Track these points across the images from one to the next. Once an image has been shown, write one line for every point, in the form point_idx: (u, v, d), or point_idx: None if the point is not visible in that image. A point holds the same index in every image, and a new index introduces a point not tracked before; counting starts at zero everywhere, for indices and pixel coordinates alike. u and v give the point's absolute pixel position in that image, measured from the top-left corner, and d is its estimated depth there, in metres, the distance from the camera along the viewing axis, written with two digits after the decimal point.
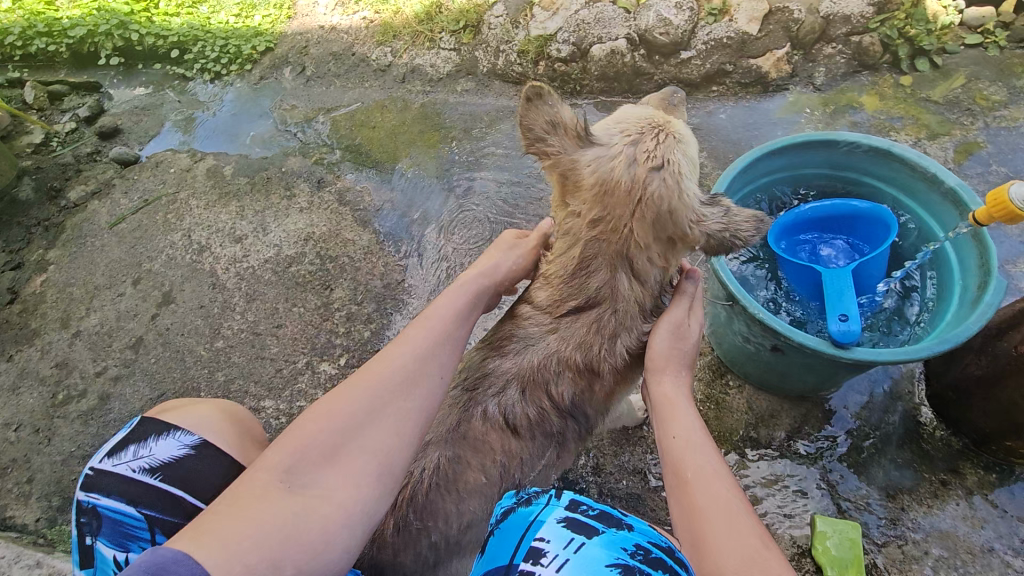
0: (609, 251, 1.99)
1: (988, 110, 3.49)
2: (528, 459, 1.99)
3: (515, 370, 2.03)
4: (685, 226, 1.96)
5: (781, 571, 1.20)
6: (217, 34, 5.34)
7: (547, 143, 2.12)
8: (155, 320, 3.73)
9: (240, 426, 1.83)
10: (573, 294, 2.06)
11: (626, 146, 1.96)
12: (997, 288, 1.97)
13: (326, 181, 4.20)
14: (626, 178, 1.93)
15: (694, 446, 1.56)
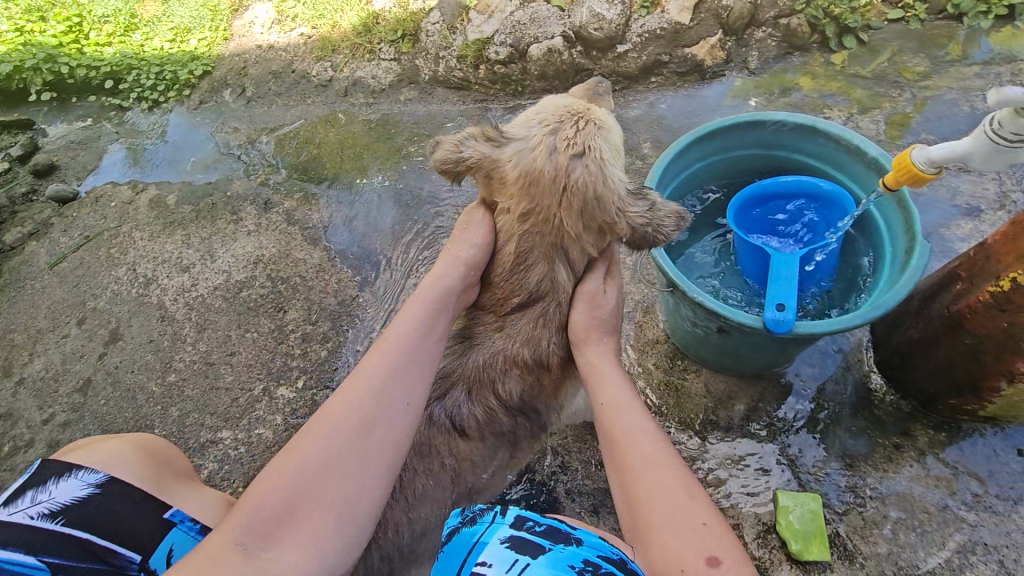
0: (543, 244, 2.04)
1: (913, 82, 3.61)
2: (478, 460, 2.07)
3: (461, 372, 2.09)
4: (614, 212, 2.01)
5: (700, 512, 1.34)
6: (152, 62, 5.21)
7: (465, 158, 2.14)
8: (103, 360, 3.59)
9: (157, 458, 1.76)
10: (516, 291, 2.11)
11: (546, 136, 1.99)
12: (923, 251, 2.02)
13: (273, 202, 4.12)
14: (550, 167, 1.95)
15: (624, 412, 1.67)
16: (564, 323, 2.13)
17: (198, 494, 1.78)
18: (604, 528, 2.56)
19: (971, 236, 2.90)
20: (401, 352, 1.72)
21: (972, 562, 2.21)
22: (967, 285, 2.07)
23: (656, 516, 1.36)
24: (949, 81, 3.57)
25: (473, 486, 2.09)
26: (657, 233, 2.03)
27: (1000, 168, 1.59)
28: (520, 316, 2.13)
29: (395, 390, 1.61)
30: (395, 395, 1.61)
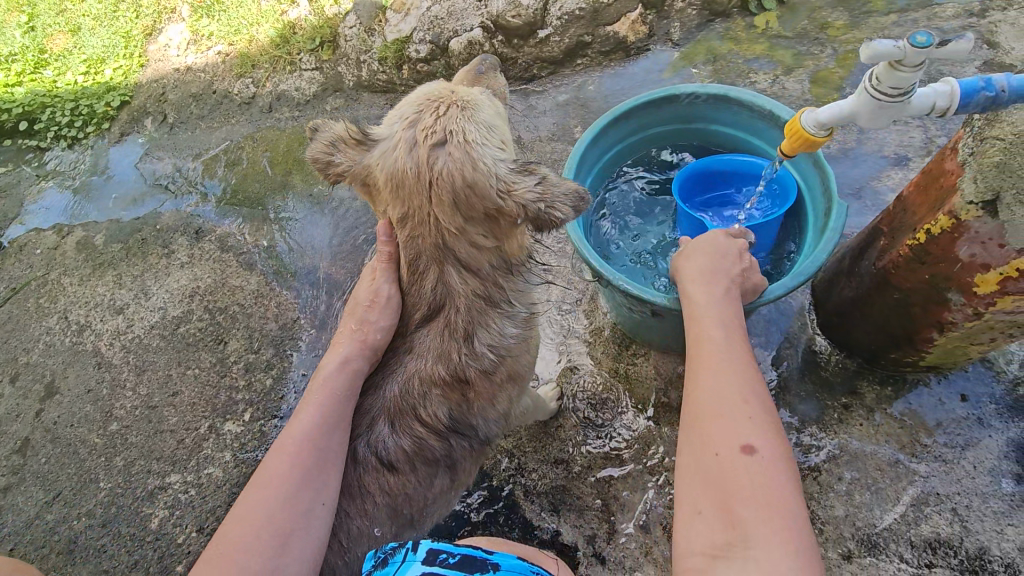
0: (428, 247, 2.01)
1: (835, 37, 3.57)
2: (414, 490, 2.05)
3: (380, 405, 2.05)
4: (497, 198, 1.93)
5: (760, 415, 1.36)
6: (66, 97, 4.96)
7: (335, 163, 2.16)
8: (40, 417, 3.41)
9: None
10: (416, 304, 2.11)
11: (405, 130, 1.99)
12: (840, 213, 1.99)
13: (205, 231, 3.96)
14: (411, 163, 1.93)
15: (706, 317, 1.67)
16: (471, 331, 2.10)
17: None
18: (565, 526, 2.50)
19: (899, 186, 2.89)
20: (306, 453, 1.70)
21: (926, 514, 2.20)
22: (889, 240, 2.04)
23: (708, 407, 1.41)
24: (869, 32, 3.51)
25: (413, 514, 2.10)
26: (548, 212, 1.93)
27: (889, 123, 1.55)
28: (427, 330, 2.11)
29: (302, 499, 1.63)
30: (304, 505, 1.63)
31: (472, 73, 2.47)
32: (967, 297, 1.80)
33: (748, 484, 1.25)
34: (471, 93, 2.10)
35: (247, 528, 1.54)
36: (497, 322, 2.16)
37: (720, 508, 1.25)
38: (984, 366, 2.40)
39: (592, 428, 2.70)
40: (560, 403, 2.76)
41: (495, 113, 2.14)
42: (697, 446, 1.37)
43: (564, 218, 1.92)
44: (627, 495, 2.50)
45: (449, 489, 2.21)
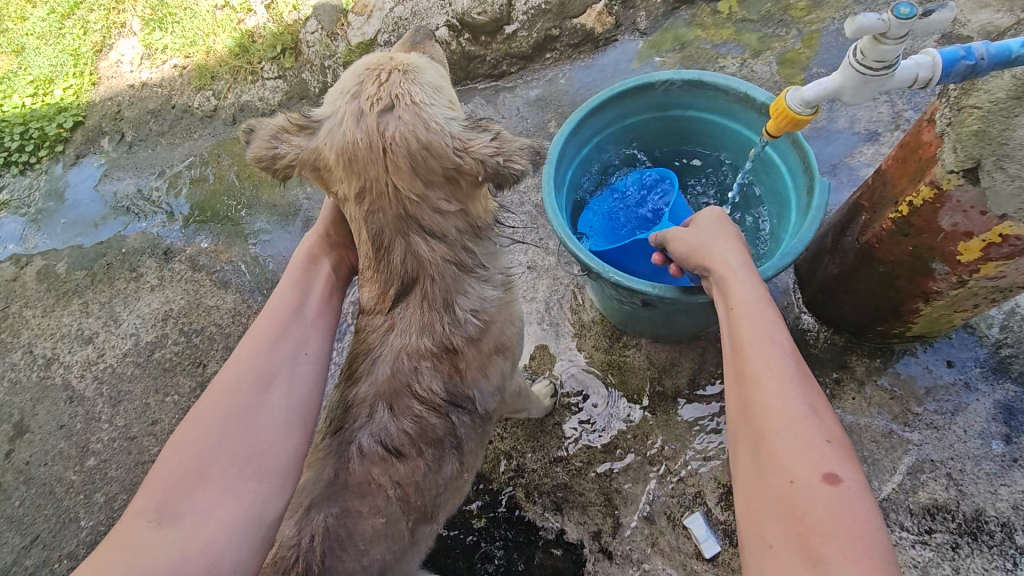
0: (389, 219, 1.96)
1: (800, 18, 3.61)
2: (423, 476, 1.97)
3: (374, 390, 1.97)
4: (455, 155, 1.94)
5: (833, 435, 1.23)
6: (13, 121, 4.72)
7: (281, 155, 2.14)
8: (11, 458, 3.24)
9: None
10: (388, 281, 2.04)
11: (349, 103, 1.95)
12: (823, 188, 2.00)
13: (174, 250, 3.82)
14: (362, 135, 1.90)
15: (755, 308, 1.49)
16: (450, 299, 2.06)
17: None
18: (569, 525, 2.47)
19: (874, 160, 2.95)
20: (281, 317, 1.97)
21: (923, 481, 2.24)
22: (870, 216, 2.06)
23: (774, 422, 1.27)
24: (832, 12, 3.57)
25: (425, 506, 2.02)
26: (507, 164, 1.96)
27: (874, 95, 1.56)
28: (404, 306, 2.05)
29: (278, 354, 1.87)
30: (285, 355, 1.87)
31: (407, 43, 2.42)
32: (950, 266, 1.83)
33: (826, 514, 1.12)
34: (409, 58, 2.08)
35: (228, 377, 1.76)
36: (474, 287, 2.13)
37: (797, 549, 1.12)
38: (967, 331, 2.46)
39: (588, 424, 2.67)
40: (554, 401, 2.72)
41: (438, 75, 2.14)
42: (766, 469, 1.23)
43: (526, 167, 2.00)
44: (630, 488, 2.49)
45: (460, 479, 2.16)
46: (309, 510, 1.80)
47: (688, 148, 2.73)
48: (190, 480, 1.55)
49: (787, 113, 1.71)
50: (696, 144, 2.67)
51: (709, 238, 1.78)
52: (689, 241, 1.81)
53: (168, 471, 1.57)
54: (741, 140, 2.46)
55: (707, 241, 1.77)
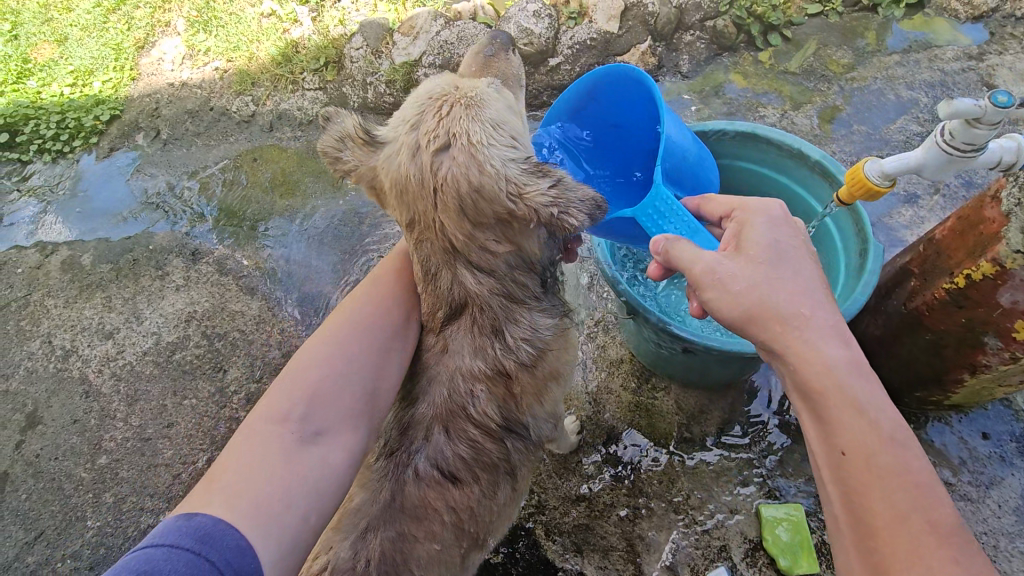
0: (437, 249, 2.01)
1: (841, 74, 3.67)
2: (478, 502, 2.01)
3: (431, 411, 2.00)
4: (508, 200, 1.92)
5: None
6: (51, 109, 4.75)
7: (343, 160, 2.22)
8: (21, 449, 3.20)
9: None
10: (437, 304, 2.08)
11: (408, 134, 2.00)
12: (875, 253, 2.01)
13: (202, 252, 3.82)
14: (415, 169, 1.95)
15: (870, 462, 1.26)
16: (500, 326, 2.06)
17: None
18: (589, 568, 2.43)
19: (912, 224, 2.95)
20: (392, 274, 2.23)
21: None
22: (920, 282, 2.06)
23: None
24: (874, 72, 3.64)
25: (478, 531, 2.06)
26: (560, 218, 1.89)
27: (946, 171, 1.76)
28: (455, 327, 2.07)
29: (396, 311, 2.11)
30: (397, 321, 2.09)
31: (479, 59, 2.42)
32: (1005, 341, 1.83)
33: None
34: (477, 87, 2.09)
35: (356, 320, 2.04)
36: (526, 317, 2.12)
37: None
38: (1004, 404, 2.44)
39: (614, 466, 2.64)
40: (579, 438, 2.69)
41: (506, 108, 2.11)
42: None
43: (579, 223, 1.87)
44: (654, 536, 2.44)
45: (508, 506, 2.19)
46: (366, 534, 1.81)
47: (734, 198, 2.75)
48: (322, 402, 1.82)
49: (864, 184, 1.82)
50: (743, 194, 2.69)
51: (784, 290, 1.48)
52: (747, 287, 1.51)
53: (305, 385, 1.83)
54: (790, 196, 2.47)
55: (789, 300, 1.47)
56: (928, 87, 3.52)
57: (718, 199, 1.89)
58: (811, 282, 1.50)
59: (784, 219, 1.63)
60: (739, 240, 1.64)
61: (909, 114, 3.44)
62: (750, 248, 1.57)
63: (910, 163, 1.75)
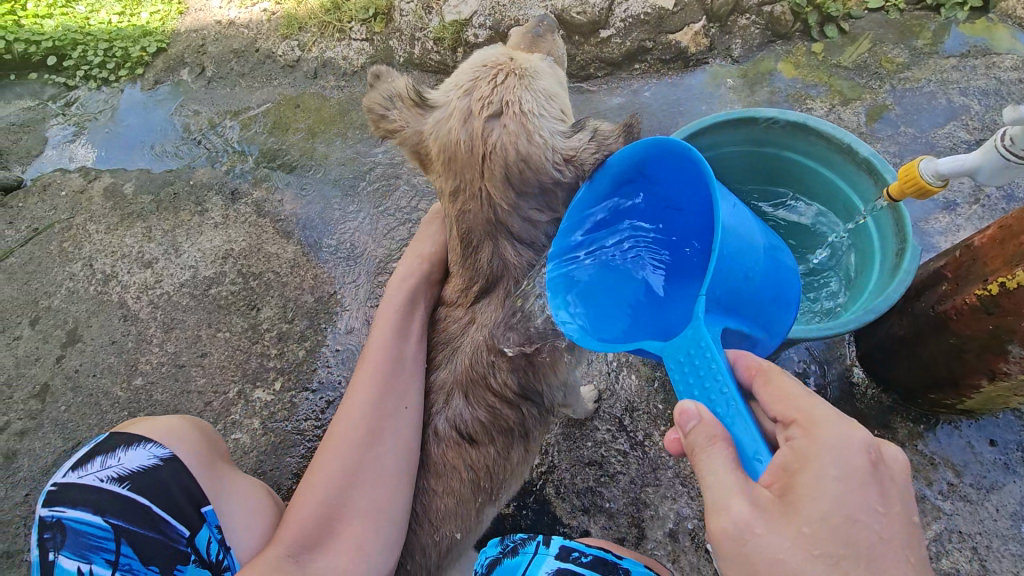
0: (479, 221, 2.19)
1: (894, 73, 3.61)
2: (494, 462, 2.19)
3: (453, 379, 2.21)
4: (554, 169, 2.13)
5: None
6: (99, 36, 4.79)
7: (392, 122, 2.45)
8: (61, 363, 3.36)
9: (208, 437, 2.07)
10: (473, 277, 2.26)
11: (461, 100, 2.18)
12: (913, 254, 2.05)
13: (241, 192, 3.90)
14: (466, 135, 2.13)
15: None
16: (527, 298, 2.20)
17: (241, 479, 2.07)
18: (594, 527, 2.57)
19: (947, 231, 2.96)
20: (387, 362, 2.17)
21: (948, 549, 2.31)
22: (953, 286, 2.11)
23: None
24: (928, 74, 3.58)
25: (493, 489, 2.24)
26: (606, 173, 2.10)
27: (1001, 180, 1.82)
28: (486, 299, 2.23)
29: (383, 412, 2.06)
30: (391, 405, 2.08)
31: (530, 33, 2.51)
32: None
33: None
34: (531, 60, 2.27)
35: (347, 430, 2.06)
36: None
37: None
38: (1015, 415, 2.50)
39: (626, 435, 2.73)
40: (597, 406, 2.80)
41: (554, 81, 2.33)
42: None
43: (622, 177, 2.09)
44: (659, 504, 2.56)
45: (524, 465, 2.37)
46: None
47: (775, 185, 2.78)
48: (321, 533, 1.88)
49: (917, 181, 1.90)
50: (786, 182, 2.72)
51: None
52: None
53: (305, 517, 1.91)
54: (834, 189, 2.50)
55: None
56: (981, 95, 3.46)
57: (779, 387, 1.43)
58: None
59: (849, 469, 1.28)
60: (790, 478, 1.30)
61: (959, 120, 3.39)
62: (808, 523, 1.24)
63: (967, 164, 1.81)
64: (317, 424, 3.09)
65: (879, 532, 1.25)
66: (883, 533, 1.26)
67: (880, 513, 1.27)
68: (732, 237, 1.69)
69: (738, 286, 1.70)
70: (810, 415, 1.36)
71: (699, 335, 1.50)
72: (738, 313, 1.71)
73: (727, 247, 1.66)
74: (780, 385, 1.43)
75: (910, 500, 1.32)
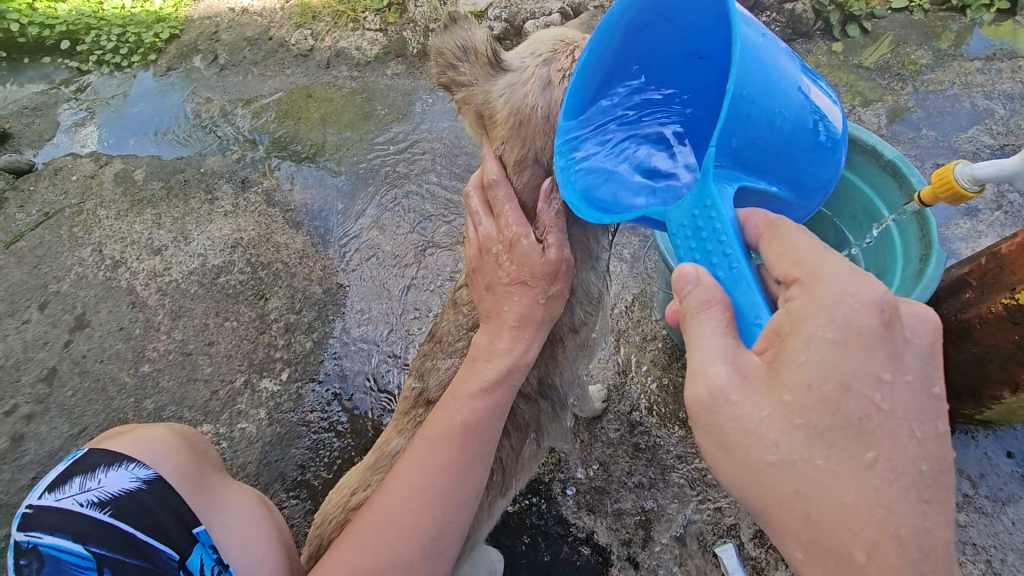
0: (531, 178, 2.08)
1: (917, 75, 3.54)
2: (509, 455, 2.20)
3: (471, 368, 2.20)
4: None
5: None
6: (112, 21, 4.78)
7: (460, 74, 2.19)
8: (69, 348, 3.35)
9: (195, 450, 1.86)
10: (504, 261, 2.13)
11: (539, 67, 2.02)
12: (938, 260, 2.00)
13: (251, 181, 3.88)
14: (544, 103, 1.99)
15: None
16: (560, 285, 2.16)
17: (232, 496, 1.85)
18: (601, 528, 2.53)
19: (968, 238, 2.90)
20: (472, 444, 1.77)
21: (962, 562, 2.27)
22: (976, 294, 2.05)
23: None
24: (952, 76, 3.51)
25: (505, 484, 2.23)
26: None
27: None
28: None
29: (455, 506, 1.74)
30: (463, 498, 1.75)
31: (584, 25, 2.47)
32: None
33: None
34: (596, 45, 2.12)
35: (405, 511, 1.68)
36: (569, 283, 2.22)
37: None
38: None
39: (634, 435, 2.71)
40: (606, 406, 2.78)
41: None
42: None
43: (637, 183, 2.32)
44: (667, 507, 2.53)
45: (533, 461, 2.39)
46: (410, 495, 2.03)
47: None
48: None
49: (950, 185, 1.84)
50: None
51: (831, 501, 1.08)
52: (767, 468, 1.16)
53: None
54: (856, 193, 2.45)
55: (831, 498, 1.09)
56: (1007, 99, 3.38)
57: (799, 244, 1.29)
58: (874, 491, 1.06)
59: (849, 332, 1.12)
60: (779, 339, 1.19)
61: (983, 124, 3.31)
62: (789, 391, 1.13)
63: (1004, 169, 1.77)
64: (324, 416, 3.09)
65: (879, 404, 1.10)
66: (884, 404, 1.10)
67: (883, 382, 1.10)
68: (753, 95, 1.46)
69: (760, 142, 1.52)
70: (814, 274, 1.21)
71: (705, 196, 1.45)
72: (764, 167, 1.56)
73: (744, 106, 1.47)
74: (784, 244, 1.30)
75: (926, 372, 1.14)
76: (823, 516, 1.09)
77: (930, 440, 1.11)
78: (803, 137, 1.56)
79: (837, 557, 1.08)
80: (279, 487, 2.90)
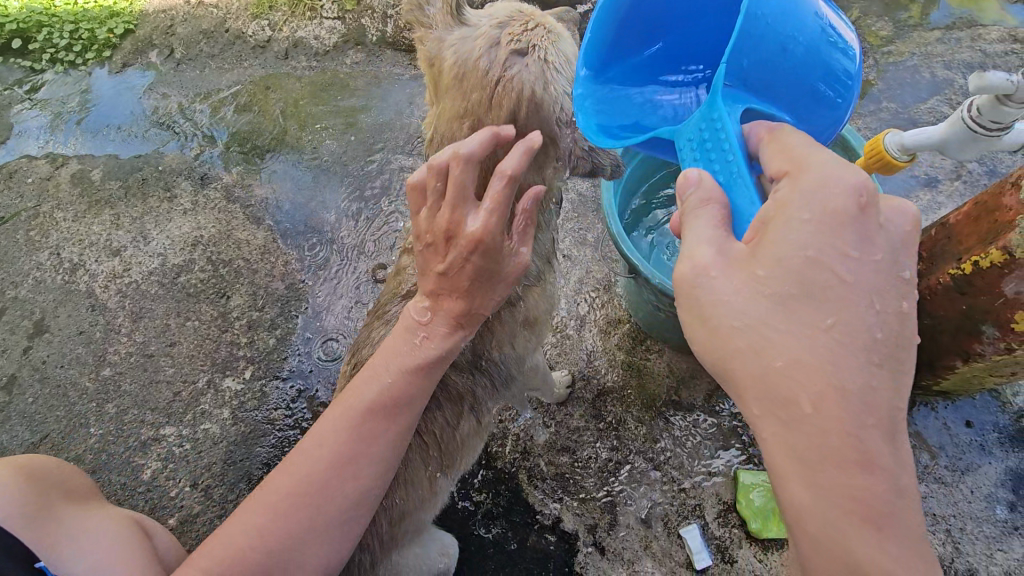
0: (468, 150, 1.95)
1: (878, 47, 3.51)
2: (443, 430, 2.18)
3: None
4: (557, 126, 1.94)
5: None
6: (64, 18, 4.65)
7: (420, 17, 2.08)
8: (29, 354, 3.28)
9: (42, 480, 1.87)
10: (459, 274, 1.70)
11: (492, 28, 1.88)
12: None
13: (211, 177, 3.80)
14: (486, 62, 1.85)
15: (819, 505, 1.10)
16: None
17: (90, 518, 1.86)
18: (567, 514, 2.52)
19: (929, 208, 2.88)
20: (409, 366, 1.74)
21: None
22: (927, 265, 2.04)
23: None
24: (913, 47, 3.48)
25: (445, 457, 2.23)
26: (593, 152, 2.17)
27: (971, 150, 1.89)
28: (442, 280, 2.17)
29: (390, 412, 1.72)
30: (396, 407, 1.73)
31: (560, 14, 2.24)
32: (1002, 332, 1.85)
33: None
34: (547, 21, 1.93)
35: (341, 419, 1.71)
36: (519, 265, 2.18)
37: None
38: (991, 396, 2.46)
39: (600, 420, 2.69)
40: (570, 391, 2.75)
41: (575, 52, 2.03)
42: None
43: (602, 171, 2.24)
44: (633, 491, 2.52)
45: (477, 439, 2.37)
46: None
47: None
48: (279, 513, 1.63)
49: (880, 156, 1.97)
50: None
51: (786, 358, 1.12)
52: (733, 334, 1.17)
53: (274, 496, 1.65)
54: None
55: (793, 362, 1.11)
56: (966, 68, 3.36)
57: (793, 141, 1.30)
58: (827, 349, 1.09)
59: (822, 211, 1.13)
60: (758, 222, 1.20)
61: (942, 94, 3.30)
62: (763, 264, 1.15)
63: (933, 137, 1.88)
64: (289, 413, 3.06)
65: (842, 275, 1.11)
66: (848, 276, 1.11)
67: (850, 258, 1.12)
68: (768, 16, 1.51)
69: (770, 64, 1.57)
70: (800, 165, 1.22)
71: (714, 111, 1.47)
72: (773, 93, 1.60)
73: (758, 26, 1.52)
74: (780, 147, 1.30)
75: (895, 255, 1.15)
76: (778, 374, 1.13)
77: (889, 315, 1.13)
78: (817, 65, 1.57)
79: (785, 406, 1.12)
80: (244, 487, 2.85)
